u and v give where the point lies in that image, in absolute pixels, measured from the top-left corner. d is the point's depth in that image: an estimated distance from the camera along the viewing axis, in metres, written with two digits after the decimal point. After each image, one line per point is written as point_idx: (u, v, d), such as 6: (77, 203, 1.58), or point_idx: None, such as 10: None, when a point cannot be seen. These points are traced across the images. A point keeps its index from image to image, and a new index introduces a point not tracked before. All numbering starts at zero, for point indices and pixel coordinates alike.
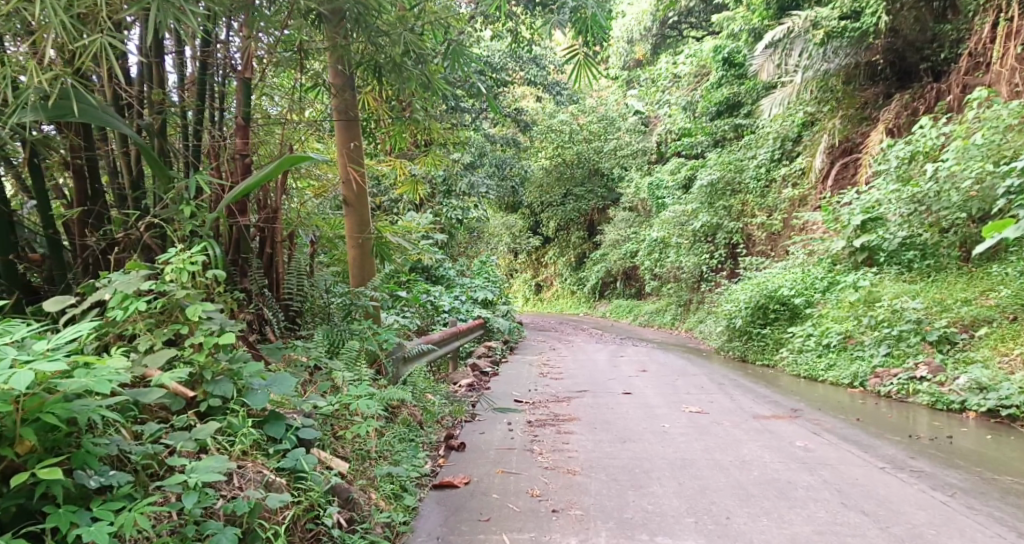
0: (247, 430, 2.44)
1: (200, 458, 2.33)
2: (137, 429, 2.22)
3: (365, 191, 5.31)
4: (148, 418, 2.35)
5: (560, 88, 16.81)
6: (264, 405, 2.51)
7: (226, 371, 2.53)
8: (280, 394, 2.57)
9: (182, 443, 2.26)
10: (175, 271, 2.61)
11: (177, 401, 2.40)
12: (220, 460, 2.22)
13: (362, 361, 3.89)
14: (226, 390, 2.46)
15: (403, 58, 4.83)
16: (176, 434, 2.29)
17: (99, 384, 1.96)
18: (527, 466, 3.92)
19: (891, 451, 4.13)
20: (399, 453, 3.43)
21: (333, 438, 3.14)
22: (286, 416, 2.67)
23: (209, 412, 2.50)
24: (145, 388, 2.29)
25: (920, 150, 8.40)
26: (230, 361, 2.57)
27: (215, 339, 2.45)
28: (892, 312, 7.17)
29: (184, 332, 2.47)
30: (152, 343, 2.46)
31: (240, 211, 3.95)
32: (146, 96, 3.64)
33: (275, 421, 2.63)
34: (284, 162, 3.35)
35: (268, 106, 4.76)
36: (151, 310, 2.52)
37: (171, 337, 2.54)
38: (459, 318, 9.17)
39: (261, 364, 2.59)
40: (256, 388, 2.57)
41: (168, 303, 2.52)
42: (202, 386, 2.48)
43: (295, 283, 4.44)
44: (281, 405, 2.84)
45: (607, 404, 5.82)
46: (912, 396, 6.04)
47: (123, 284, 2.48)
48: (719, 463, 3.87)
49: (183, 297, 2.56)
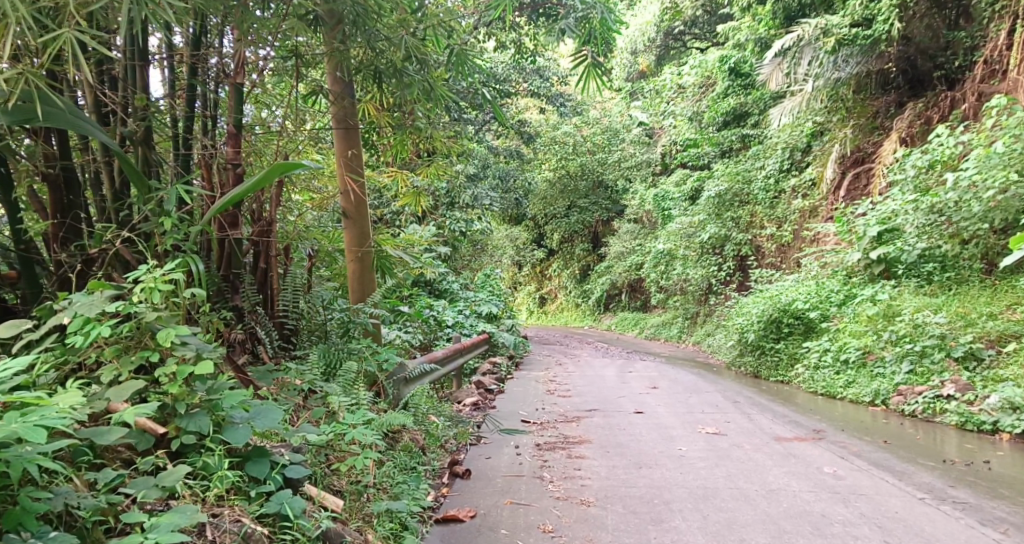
0: (222, 473, 2.18)
1: (168, 507, 2.08)
2: (90, 477, 1.99)
3: (366, 202, 5.06)
4: (110, 461, 2.15)
5: (563, 100, 16.66)
6: (244, 441, 2.25)
7: (203, 404, 2.28)
8: (265, 429, 2.31)
9: (144, 492, 2.02)
10: (145, 291, 2.34)
11: (144, 439, 2.17)
12: (186, 515, 1.97)
13: (359, 384, 3.63)
14: (202, 425, 2.21)
15: (405, 64, 4.65)
16: (137, 481, 2.05)
17: (32, 432, 1.71)
18: (538, 496, 3.66)
19: (929, 479, 3.85)
20: (399, 485, 3.17)
21: (329, 470, 2.89)
22: (272, 451, 2.40)
23: (182, 451, 2.27)
24: (103, 428, 2.06)
25: (938, 159, 8.12)
26: (208, 392, 2.31)
27: (188, 369, 2.20)
28: (913, 326, 6.89)
29: (153, 360, 2.21)
30: (117, 373, 2.22)
31: (231, 224, 3.70)
32: (130, 102, 3.31)
33: (260, 458, 2.36)
34: (274, 169, 3.02)
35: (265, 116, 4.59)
36: (118, 335, 2.28)
37: (141, 365, 2.29)
38: (463, 333, 8.93)
39: (243, 395, 2.32)
40: (238, 423, 2.32)
41: (137, 325, 2.28)
42: (175, 421, 2.24)
43: (290, 300, 4.21)
44: (269, 437, 2.59)
45: (619, 424, 5.55)
46: (939, 416, 5.76)
47: (83, 306, 2.25)
48: (744, 493, 3.60)
49: (155, 320, 2.31)
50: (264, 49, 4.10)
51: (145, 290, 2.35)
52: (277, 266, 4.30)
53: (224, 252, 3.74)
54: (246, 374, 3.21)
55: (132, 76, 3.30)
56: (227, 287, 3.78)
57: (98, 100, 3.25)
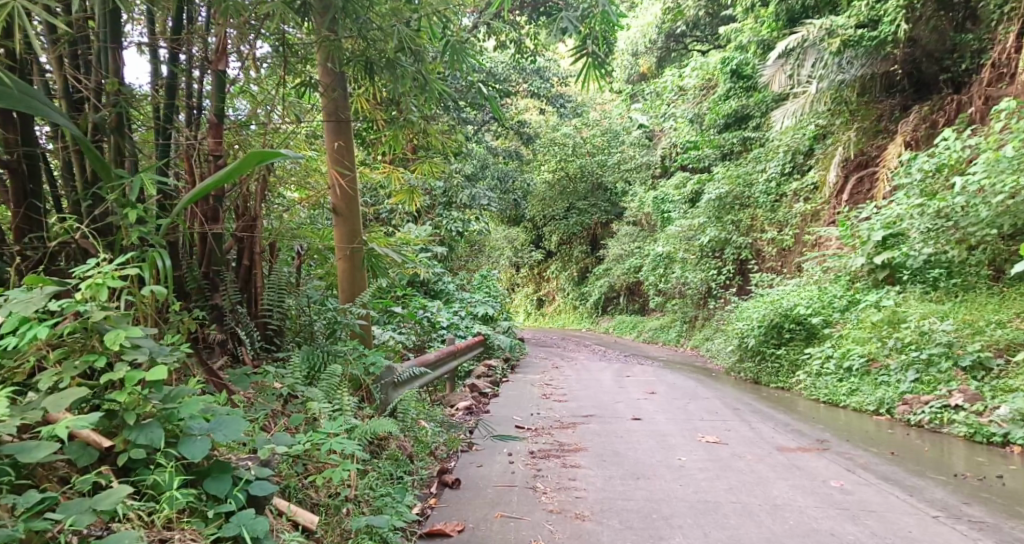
0: (171, 495, 2.00)
1: (106, 532, 1.90)
2: (11, 500, 1.80)
3: (356, 199, 4.84)
4: (44, 482, 1.97)
5: (563, 101, 16.41)
6: (202, 455, 2.06)
7: (156, 413, 2.10)
8: (229, 441, 2.13)
9: (74, 518, 1.82)
10: (91, 287, 2.15)
11: (84, 454, 1.99)
12: None
13: (343, 388, 3.45)
14: (154, 437, 2.02)
15: (398, 55, 4.46)
16: (68, 505, 1.87)
17: None
18: (529, 509, 3.47)
19: (941, 495, 3.68)
20: (383, 497, 2.99)
21: (306, 482, 2.70)
22: (235, 466, 2.21)
23: (130, 466, 2.09)
24: (33, 444, 1.88)
25: (945, 162, 7.91)
26: (164, 400, 2.14)
27: (139, 374, 2.01)
28: (919, 333, 6.72)
29: (99, 364, 2.03)
30: (57, 380, 2.03)
31: (212, 219, 3.58)
32: (102, 88, 3.11)
33: (221, 473, 2.17)
34: (247, 159, 2.80)
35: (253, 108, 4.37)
36: (59, 336, 2.10)
37: (87, 370, 2.11)
38: (457, 334, 8.75)
39: (202, 403, 2.14)
40: (197, 434, 2.14)
41: (83, 327, 2.11)
42: (122, 433, 2.06)
43: (274, 298, 4.01)
44: (238, 449, 2.40)
45: (616, 432, 5.36)
46: (947, 426, 5.58)
47: (19, 305, 2.06)
48: (748, 509, 3.41)
49: (104, 320, 2.14)
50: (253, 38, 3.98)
51: (91, 287, 2.16)
52: (260, 263, 4.13)
53: (205, 247, 3.64)
54: (219, 378, 3.05)
55: (104, 59, 3.12)
56: (206, 284, 3.63)
57: (69, 85, 3.05)
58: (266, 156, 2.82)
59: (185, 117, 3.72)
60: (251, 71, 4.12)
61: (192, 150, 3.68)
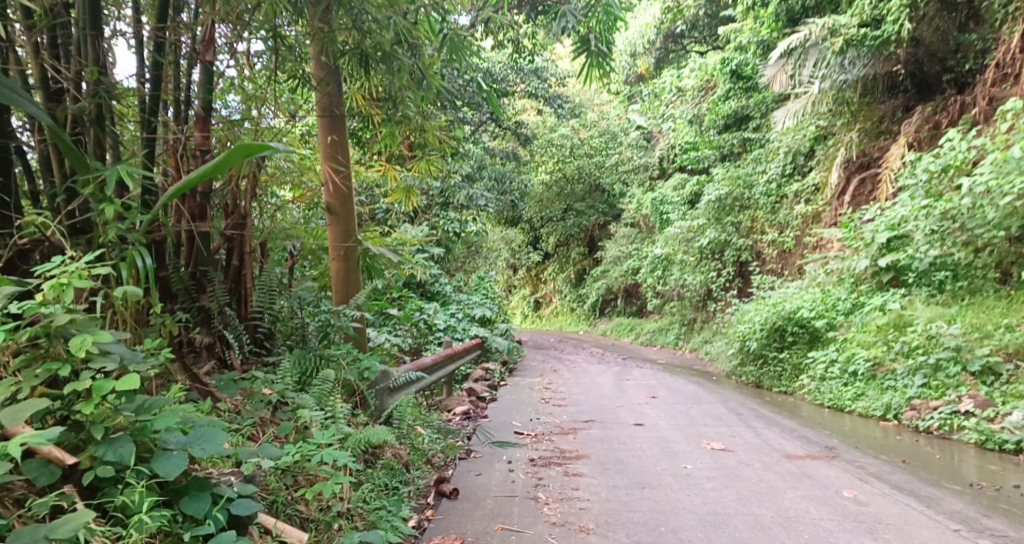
0: (140, 519, 1.83)
1: None
2: None
3: (351, 196, 4.70)
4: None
5: (561, 101, 16.25)
6: (177, 473, 1.90)
7: (128, 426, 1.95)
8: (208, 456, 1.97)
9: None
10: (56, 288, 2.02)
11: (46, 473, 1.84)
12: None
13: (336, 395, 3.31)
14: (124, 454, 1.87)
15: (394, 48, 4.31)
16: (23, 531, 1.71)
17: None
18: (531, 521, 3.32)
19: (959, 506, 3.54)
20: (377, 511, 2.83)
21: (295, 496, 2.55)
22: (215, 483, 2.05)
23: (97, 485, 1.93)
24: None
25: (950, 163, 7.71)
26: (137, 412, 1.99)
27: (108, 384, 1.87)
28: (926, 337, 6.59)
29: (64, 372, 1.88)
30: (17, 389, 1.89)
31: (200, 216, 3.44)
32: (81, 78, 2.96)
33: (199, 491, 2.01)
34: (234, 154, 2.59)
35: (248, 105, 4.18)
36: (19, 341, 1.96)
37: (51, 378, 1.97)
38: (455, 337, 8.60)
39: (178, 416, 1.99)
40: (172, 449, 1.99)
41: (45, 331, 1.96)
42: (88, 449, 1.91)
43: (265, 299, 3.86)
44: (222, 462, 2.25)
45: (618, 437, 5.21)
46: (956, 432, 5.45)
47: None
48: (760, 521, 3.27)
49: (69, 323, 2.00)
50: (242, 31, 3.82)
51: (57, 288, 2.02)
52: (251, 264, 3.99)
53: (193, 247, 3.50)
54: (204, 384, 2.92)
55: (84, 47, 2.96)
56: (193, 285, 3.49)
57: (46, 75, 2.91)
58: (255, 151, 2.60)
59: (171, 111, 3.56)
60: (243, 66, 4.00)
61: (180, 147, 3.53)
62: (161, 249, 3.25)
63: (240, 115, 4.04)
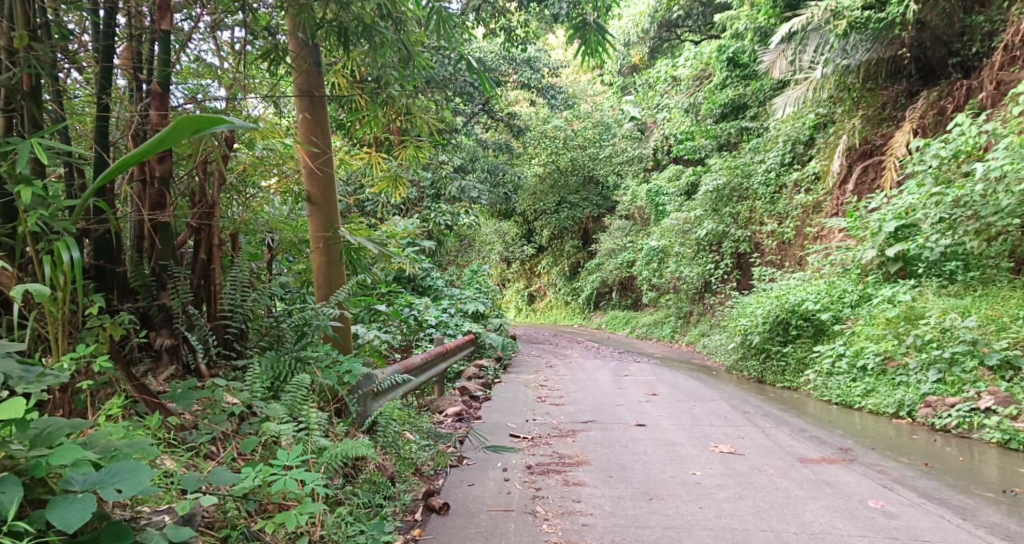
0: None
1: None
2: None
3: (332, 182, 4.26)
4: None
5: (553, 93, 15.64)
6: (82, 521, 1.60)
7: (21, 466, 1.69)
8: (125, 498, 1.67)
9: None
10: None
11: None
12: None
13: (311, 403, 2.99)
14: (7, 502, 1.59)
15: (375, 19, 3.94)
16: None
17: None
18: (529, 540, 3.01)
19: (997, 518, 3.25)
20: (355, 536, 2.51)
21: (257, 526, 2.24)
22: (137, 531, 1.76)
23: None
24: None
25: (961, 148, 7.46)
26: (32, 447, 1.73)
27: None
28: (940, 331, 6.31)
29: None
30: None
31: (158, 206, 3.11)
32: (12, 45, 2.57)
33: (115, 540, 1.71)
34: (179, 133, 2.21)
35: (252, 106, 3.92)
36: None
37: None
38: (446, 333, 8.26)
39: (85, 451, 1.73)
40: (78, 490, 1.69)
41: None
42: None
43: (235, 298, 3.51)
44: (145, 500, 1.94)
45: (620, 440, 4.88)
46: (976, 431, 5.16)
47: None
48: (783, 539, 2.95)
49: None
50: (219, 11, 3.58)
51: None
52: (222, 259, 3.66)
53: (154, 239, 3.18)
54: (154, 396, 2.62)
55: (16, 12, 2.60)
56: (154, 281, 3.16)
57: None
58: (214, 125, 2.27)
59: (128, 89, 3.21)
60: (224, 55, 3.77)
61: (137, 127, 3.18)
62: (102, 243, 2.92)
63: (222, 104, 3.72)
